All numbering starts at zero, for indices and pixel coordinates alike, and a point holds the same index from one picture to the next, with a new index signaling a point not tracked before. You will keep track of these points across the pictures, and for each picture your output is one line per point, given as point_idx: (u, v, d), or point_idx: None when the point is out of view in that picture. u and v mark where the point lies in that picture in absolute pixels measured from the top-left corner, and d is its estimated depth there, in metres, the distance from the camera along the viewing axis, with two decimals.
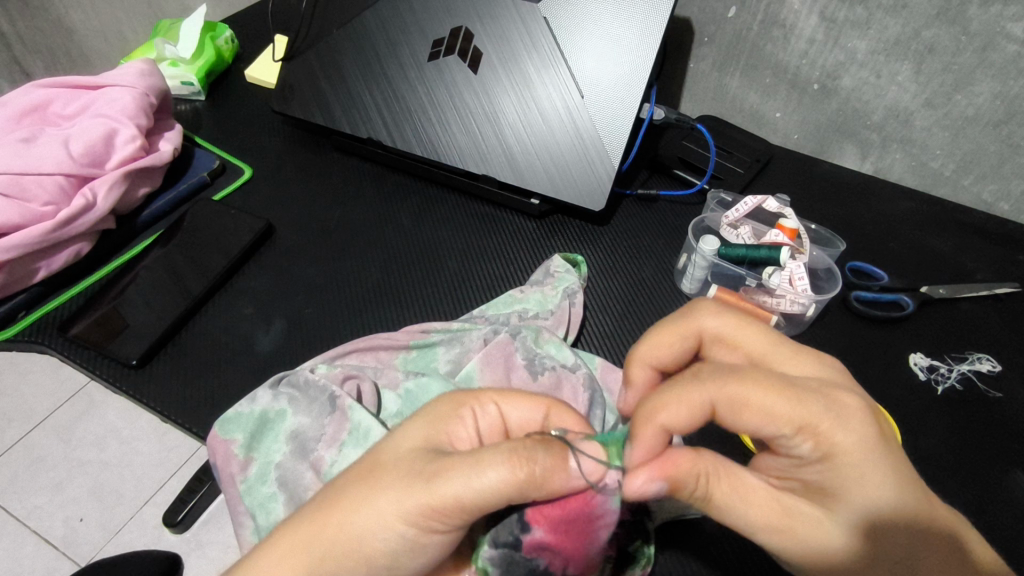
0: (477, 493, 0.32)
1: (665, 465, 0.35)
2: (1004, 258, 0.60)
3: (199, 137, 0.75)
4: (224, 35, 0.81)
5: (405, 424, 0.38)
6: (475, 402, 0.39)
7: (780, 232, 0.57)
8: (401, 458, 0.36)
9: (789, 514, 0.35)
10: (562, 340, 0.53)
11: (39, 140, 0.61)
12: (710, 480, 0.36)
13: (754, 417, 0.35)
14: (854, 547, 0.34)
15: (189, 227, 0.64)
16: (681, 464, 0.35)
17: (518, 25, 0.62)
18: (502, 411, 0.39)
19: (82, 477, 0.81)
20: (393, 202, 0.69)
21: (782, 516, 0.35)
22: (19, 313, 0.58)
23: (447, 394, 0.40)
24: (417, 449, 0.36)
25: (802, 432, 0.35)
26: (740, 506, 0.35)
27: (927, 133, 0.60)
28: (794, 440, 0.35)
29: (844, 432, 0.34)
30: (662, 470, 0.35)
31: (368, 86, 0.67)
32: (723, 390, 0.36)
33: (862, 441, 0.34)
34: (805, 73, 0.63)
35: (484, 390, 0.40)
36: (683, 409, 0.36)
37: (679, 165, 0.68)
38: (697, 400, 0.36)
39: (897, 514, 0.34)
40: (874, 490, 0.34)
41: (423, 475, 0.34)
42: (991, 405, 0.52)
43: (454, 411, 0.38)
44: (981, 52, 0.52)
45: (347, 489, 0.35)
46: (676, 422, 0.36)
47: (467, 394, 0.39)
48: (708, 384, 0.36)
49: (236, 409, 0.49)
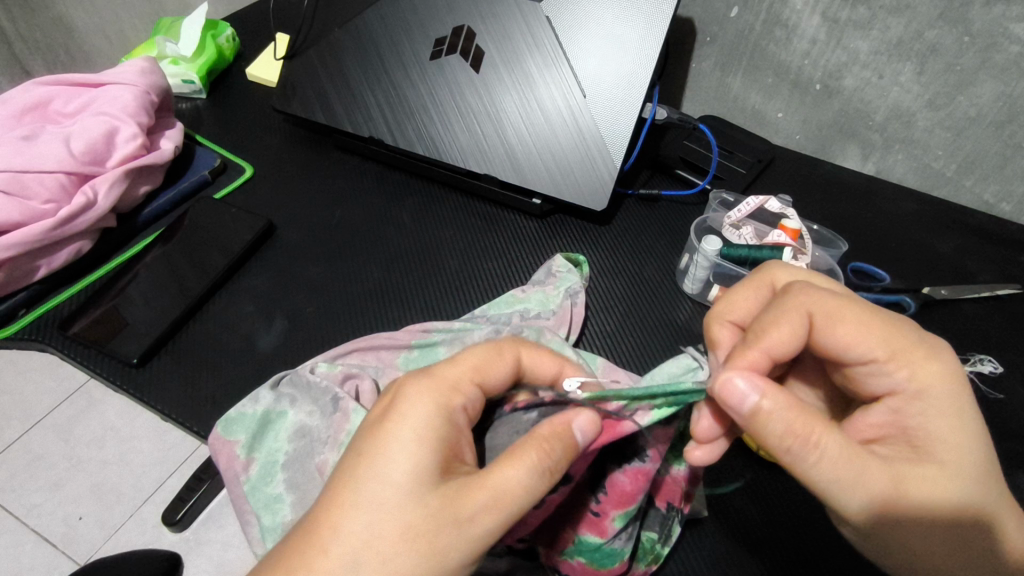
0: (519, 493, 0.32)
1: (894, 471, 0.34)
2: (1005, 259, 0.60)
3: (199, 135, 0.74)
4: (225, 33, 0.80)
5: (389, 450, 0.33)
6: (462, 398, 0.35)
7: (782, 232, 0.57)
8: (413, 495, 0.32)
9: (865, 461, 0.33)
10: (564, 341, 0.51)
11: (39, 138, 0.61)
12: (895, 473, 0.34)
13: (848, 332, 0.37)
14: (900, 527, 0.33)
15: (191, 227, 0.63)
16: (925, 496, 0.33)
17: (520, 24, 0.61)
18: (483, 384, 0.37)
19: (81, 476, 0.81)
20: (395, 201, 0.68)
21: (873, 469, 0.33)
22: (20, 311, 0.58)
23: (420, 393, 0.35)
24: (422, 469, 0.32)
25: (898, 363, 0.36)
26: (832, 473, 0.33)
27: (929, 134, 0.60)
28: (885, 369, 0.36)
29: (949, 455, 0.34)
30: (899, 499, 0.33)
31: (369, 85, 0.67)
32: (945, 490, 0.34)
33: (973, 471, 0.34)
34: (807, 73, 0.63)
35: (458, 372, 0.36)
36: (923, 498, 0.33)
37: (680, 165, 0.68)
38: (939, 493, 0.33)
39: (944, 505, 0.33)
40: (935, 489, 0.33)
41: (471, 515, 0.31)
42: (992, 406, 0.52)
43: (442, 418, 0.34)
44: (983, 53, 0.52)
45: (385, 551, 0.31)
46: (903, 491, 0.33)
47: (444, 388, 0.35)
48: (937, 497, 0.33)
49: (239, 409, 0.49)
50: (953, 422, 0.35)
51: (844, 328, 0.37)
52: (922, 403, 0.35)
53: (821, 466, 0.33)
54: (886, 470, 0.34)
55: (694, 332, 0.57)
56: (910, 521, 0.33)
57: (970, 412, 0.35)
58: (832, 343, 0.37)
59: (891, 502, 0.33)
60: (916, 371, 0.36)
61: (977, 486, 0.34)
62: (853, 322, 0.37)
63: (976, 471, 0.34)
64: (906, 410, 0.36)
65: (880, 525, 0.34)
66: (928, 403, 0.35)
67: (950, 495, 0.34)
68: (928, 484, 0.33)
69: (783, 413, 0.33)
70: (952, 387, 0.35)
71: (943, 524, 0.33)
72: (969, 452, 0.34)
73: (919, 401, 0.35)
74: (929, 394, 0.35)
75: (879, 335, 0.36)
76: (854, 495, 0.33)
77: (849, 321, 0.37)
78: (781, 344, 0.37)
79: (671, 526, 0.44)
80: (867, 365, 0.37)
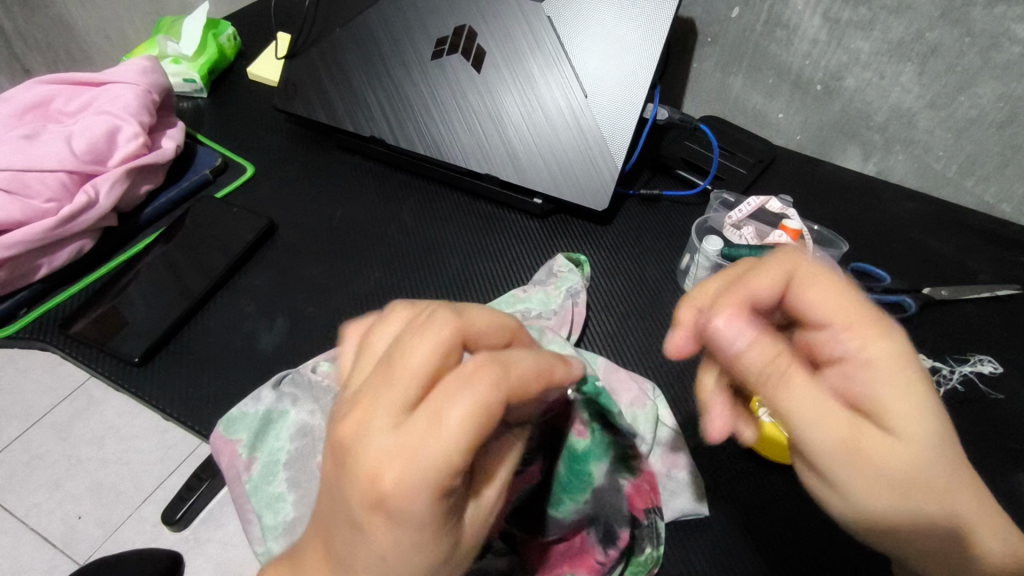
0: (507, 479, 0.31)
1: (858, 432, 0.31)
2: (1005, 260, 0.60)
3: (200, 134, 0.74)
4: (226, 33, 0.80)
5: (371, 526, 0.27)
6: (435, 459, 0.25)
7: (783, 232, 0.57)
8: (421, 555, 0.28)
9: (829, 413, 0.31)
10: (566, 340, 0.52)
11: (41, 136, 0.61)
12: (861, 432, 0.31)
13: (817, 295, 0.34)
14: (867, 488, 0.31)
15: (193, 226, 0.63)
16: (892, 463, 0.31)
17: (521, 23, 0.62)
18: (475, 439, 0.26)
19: (81, 475, 0.81)
20: (395, 201, 0.68)
21: (841, 425, 0.31)
22: (21, 310, 0.58)
23: (379, 460, 0.26)
24: (440, 532, 0.27)
25: (853, 331, 0.33)
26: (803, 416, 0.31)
27: (930, 135, 0.60)
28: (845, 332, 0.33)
29: (918, 424, 0.31)
30: (863, 458, 0.31)
31: (371, 85, 0.67)
32: (908, 457, 0.31)
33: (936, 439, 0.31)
34: (808, 73, 0.63)
35: (419, 425, 0.26)
36: (890, 463, 0.31)
37: (681, 165, 0.68)
38: (905, 460, 0.31)
39: (910, 469, 0.31)
40: (901, 454, 0.31)
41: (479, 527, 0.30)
42: (992, 406, 0.52)
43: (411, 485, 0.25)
44: (984, 53, 0.52)
45: None
46: (872, 452, 0.31)
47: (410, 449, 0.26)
48: (902, 463, 0.31)
49: (241, 408, 0.49)
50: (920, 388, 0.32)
51: (817, 290, 0.34)
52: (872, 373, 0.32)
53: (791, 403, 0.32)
54: (850, 428, 0.31)
55: None
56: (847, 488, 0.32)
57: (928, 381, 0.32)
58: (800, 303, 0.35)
59: (850, 458, 0.31)
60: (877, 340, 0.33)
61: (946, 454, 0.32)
62: (818, 284, 0.34)
63: (941, 435, 0.32)
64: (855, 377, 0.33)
65: (846, 484, 0.31)
66: (894, 368, 0.32)
67: (917, 462, 0.31)
68: (891, 450, 0.31)
69: (770, 344, 0.33)
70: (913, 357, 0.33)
71: (907, 488, 0.31)
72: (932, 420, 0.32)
73: (867, 370, 0.32)
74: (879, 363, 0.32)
75: (845, 297, 0.34)
76: (816, 443, 0.31)
77: (818, 284, 0.34)
78: (765, 294, 0.35)
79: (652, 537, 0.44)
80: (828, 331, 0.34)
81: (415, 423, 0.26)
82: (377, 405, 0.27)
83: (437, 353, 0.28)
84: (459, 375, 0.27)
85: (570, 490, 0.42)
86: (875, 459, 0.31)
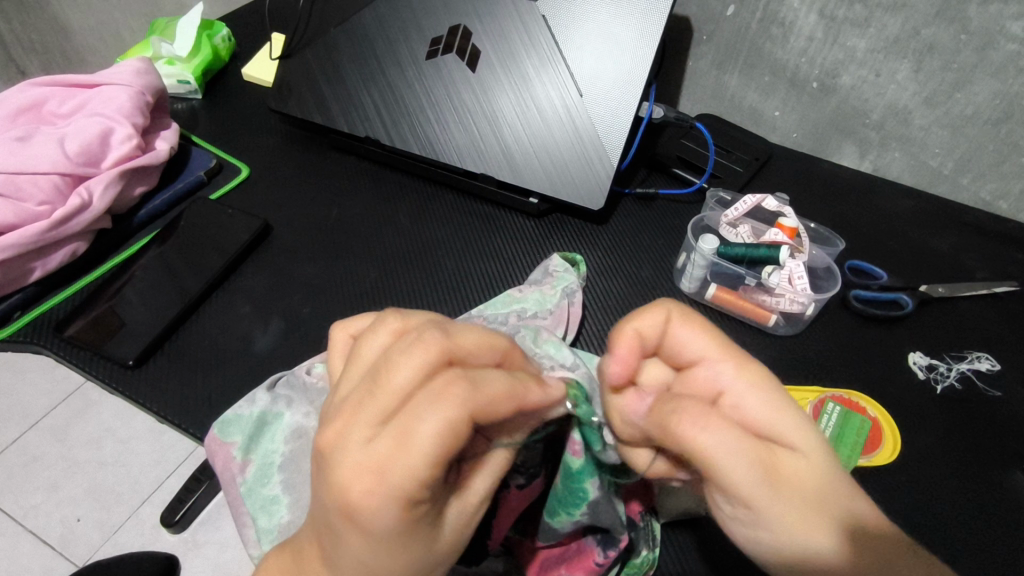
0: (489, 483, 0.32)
1: (764, 461, 0.29)
2: (1002, 257, 0.60)
3: (194, 135, 0.74)
4: (220, 33, 0.80)
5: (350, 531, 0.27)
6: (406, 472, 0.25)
7: (780, 231, 0.57)
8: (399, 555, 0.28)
9: (736, 452, 0.29)
10: (561, 340, 0.50)
11: (34, 139, 0.61)
12: (765, 461, 0.29)
13: (686, 334, 0.34)
14: (799, 523, 0.29)
15: (187, 227, 0.63)
16: (802, 490, 0.29)
17: (516, 23, 0.61)
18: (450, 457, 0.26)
19: (79, 477, 0.81)
20: (391, 201, 0.68)
21: (753, 462, 0.29)
22: (15, 313, 0.57)
23: (352, 475, 0.26)
24: (417, 538, 0.28)
25: (726, 359, 0.33)
26: (717, 453, 0.29)
27: (926, 132, 0.60)
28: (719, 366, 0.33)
29: (810, 443, 0.30)
30: (776, 487, 0.29)
31: (366, 85, 0.67)
32: (812, 475, 0.30)
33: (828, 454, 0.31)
34: (804, 71, 0.63)
35: (391, 441, 0.26)
36: (794, 489, 0.29)
37: (677, 164, 0.68)
38: (810, 482, 0.29)
39: (819, 489, 0.29)
40: (806, 477, 0.29)
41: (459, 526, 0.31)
42: (990, 404, 0.52)
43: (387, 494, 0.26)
44: (980, 50, 0.52)
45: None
46: (783, 480, 0.29)
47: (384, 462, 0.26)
48: (806, 485, 0.29)
49: (236, 411, 0.49)
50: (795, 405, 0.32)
51: (684, 329, 0.34)
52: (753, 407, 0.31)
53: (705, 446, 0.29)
54: (755, 460, 0.29)
55: None
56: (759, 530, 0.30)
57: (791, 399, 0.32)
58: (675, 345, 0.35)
59: (770, 492, 0.29)
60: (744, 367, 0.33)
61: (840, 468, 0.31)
62: (684, 325, 0.35)
63: (831, 450, 0.31)
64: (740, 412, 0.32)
65: (776, 522, 0.29)
66: (768, 389, 0.32)
67: (823, 477, 0.30)
68: (789, 474, 0.29)
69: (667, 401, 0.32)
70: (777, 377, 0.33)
71: (825, 512, 0.29)
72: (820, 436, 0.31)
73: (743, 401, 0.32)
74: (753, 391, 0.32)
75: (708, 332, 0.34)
76: (737, 485, 0.29)
77: (691, 323, 0.35)
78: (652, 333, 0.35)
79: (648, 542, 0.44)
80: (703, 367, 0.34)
81: (386, 439, 0.26)
82: (357, 419, 0.27)
83: (421, 369, 0.28)
84: (433, 392, 0.27)
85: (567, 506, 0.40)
86: (783, 490, 0.29)
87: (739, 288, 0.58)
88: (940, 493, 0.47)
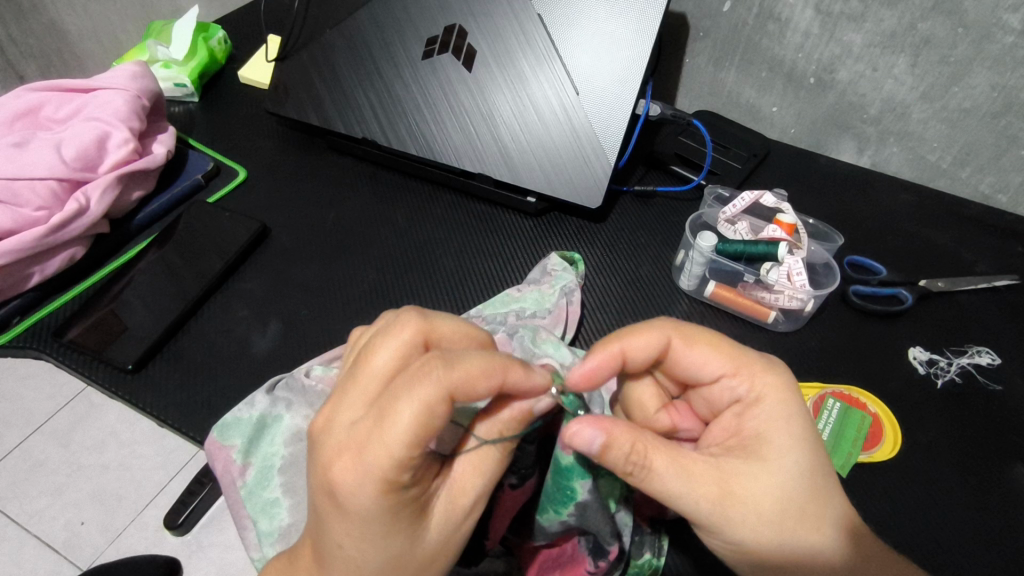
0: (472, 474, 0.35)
1: (720, 473, 0.37)
2: (1003, 250, 0.60)
3: (191, 138, 0.74)
4: (216, 36, 0.80)
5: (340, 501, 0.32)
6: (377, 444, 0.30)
7: (778, 227, 0.57)
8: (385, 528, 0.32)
9: (696, 467, 0.37)
10: (560, 339, 0.51)
11: (30, 144, 0.61)
12: (724, 470, 0.37)
13: (699, 354, 0.40)
14: (749, 525, 0.36)
15: (185, 230, 0.63)
16: (758, 501, 0.36)
17: (511, 22, 0.61)
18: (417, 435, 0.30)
19: (82, 481, 0.81)
20: (388, 202, 0.68)
21: (712, 477, 0.36)
22: (14, 318, 0.57)
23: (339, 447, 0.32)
24: (401, 519, 0.32)
25: (739, 376, 0.40)
26: (680, 475, 0.36)
27: (924, 126, 0.59)
28: (732, 381, 0.40)
29: (780, 459, 0.37)
30: (726, 495, 0.36)
31: (362, 86, 0.67)
32: (770, 488, 0.36)
33: (795, 469, 0.37)
34: (801, 67, 0.63)
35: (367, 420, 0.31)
36: (749, 499, 0.36)
37: (675, 161, 0.68)
38: (769, 493, 0.36)
39: (776, 497, 0.36)
40: (765, 487, 0.36)
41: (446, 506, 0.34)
42: (991, 398, 0.52)
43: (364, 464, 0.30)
44: (977, 44, 0.52)
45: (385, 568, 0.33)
46: (736, 489, 0.36)
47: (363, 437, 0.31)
48: (761, 497, 0.36)
49: (236, 414, 0.49)
50: (785, 426, 0.38)
51: (696, 349, 0.40)
52: (764, 412, 0.38)
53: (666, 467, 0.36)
54: (714, 471, 0.37)
55: None
56: (737, 520, 0.36)
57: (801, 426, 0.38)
58: (685, 362, 0.41)
59: (721, 498, 0.36)
60: (756, 382, 0.39)
61: (808, 483, 0.37)
62: (697, 348, 0.40)
63: (800, 466, 0.37)
64: (746, 415, 0.39)
65: (727, 526, 0.36)
66: (767, 407, 0.39)
67: (782, 487, 0.36)
68: (748, 486, 0.36)
69: (625, 437, 0.36)
70: (785, 399, 0.39)
71: (774, 518, 0.36)
72: (795, 453, 0.37)
73: (757, 407, 0.39)
74: (767, 401, 0.39)
75: (724, 354, 0.40)
76: (694, 499, 0.36)
77: (701, 343, 0.40)
78: (641, 353, 0.40)
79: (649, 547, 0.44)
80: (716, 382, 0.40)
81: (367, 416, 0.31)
82: (349, 400, 0.34)
83: (398, 355, 0.34)
84: (410, 377, 0.31)
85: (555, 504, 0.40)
86: (736, 498, 0.36)
87: (738, 286, 0.58)
88: (941, 489, 0.47)
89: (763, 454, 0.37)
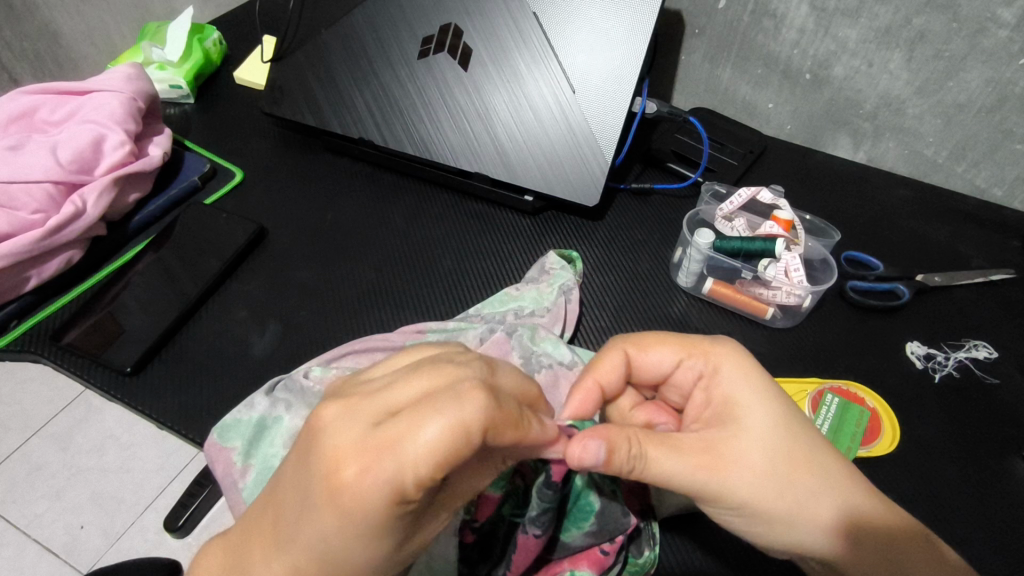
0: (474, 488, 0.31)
1: (707, 447, 0.37)
2: (997, 244, 0.60)
3: (188, 140, 0.74)
4: (212, 37, 0.80)
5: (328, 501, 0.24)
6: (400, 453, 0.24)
7: (774, 223, 0.57)
8: (369, 535, 0.25)
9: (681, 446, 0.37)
10: (559, 337, 0.52)
11: (26, 148, 0.61)
12: (708, 440, 0.37)
13: (655, 350, 0.42)
14: (746, 487, 0.36)
15: (183, 231, 0.63)
16: (751, 462, 0.36)
17: (507, 20, 0.61)
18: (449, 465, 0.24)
19: (82, 485, 0.81)
20: (386, 202, 0.68)
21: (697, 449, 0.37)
22: (12, 322, 0.57)
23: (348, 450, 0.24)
24: (392, 531, 0.26)
25: (695, 357, 0.41)
26: (667, 452, 0.36)
27: (919, 121, 0.60)
28: (689, 364, 0.41)
29: (751, 416, 0.38)
30: (718, 464, 0.36)
31: (358, 86, 0.66)
32: (755, 442, 0.37)
33: (770, 423, 0.38)
34: (797, 63, 0.63)
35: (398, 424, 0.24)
36: (742, 460, 0.36)
37: (672, 158, 0.68)
38: (756, 449, 0.37)
39: (763, 453, 0.37)
40: (749, 445, 0.37)
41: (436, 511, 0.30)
42: (988, 392, 0.52)
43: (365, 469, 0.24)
44: (971, 38, 0.52)
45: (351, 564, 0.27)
46: (725, 455, 0.37)
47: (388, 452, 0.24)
48: (749, 453, 0.37)
49: (235, 416, 0.49)
50: (753, 387, 0.39)
51: (651, 349, 0.42)
52: (720, 381, 0.40)
53: (656, 453, 0.36)
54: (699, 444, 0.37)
55: (688, 326, 0.57)
56: (734, 483, 0.36)
57: (765, 381, 0.40)
58: (646, 364, 0.42)
59: (712, 468, 0.36)
60: (714, 357, 0.41)
61: (790, 432, 0.38)
62: (652, 345, 0.42)
63: (773, 416, 0.38)
64: (711, 385, 0.40)
65: (726, 493, 0.36)
66: (730, 374, 0.40)
67: (764, 441, 0.37)
68: (733, 449, 0.37)
69: (620, 437, 0.35)
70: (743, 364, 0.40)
71: (767, 473, 0.36)
72: (765, 407, 0.38)
73: (718, 377, 0.40)
74: (725, 370, 0.40)
75: (674, 343, 0.42)
76: (689, 476, 0.36)
77: (652, 340, 0.42)
78: (611, 378, 0.41)
79: (650, 543, 0.44)
80: (676, 368, 0.42)
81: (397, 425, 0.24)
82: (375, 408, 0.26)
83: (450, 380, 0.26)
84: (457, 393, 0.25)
85: (574, 520, 0.42)
86: (724, 464, 0.36)
87: (736, 282, 0.58)
88: (940, 481, 0.47)
89: (737, 417, 0.38)
